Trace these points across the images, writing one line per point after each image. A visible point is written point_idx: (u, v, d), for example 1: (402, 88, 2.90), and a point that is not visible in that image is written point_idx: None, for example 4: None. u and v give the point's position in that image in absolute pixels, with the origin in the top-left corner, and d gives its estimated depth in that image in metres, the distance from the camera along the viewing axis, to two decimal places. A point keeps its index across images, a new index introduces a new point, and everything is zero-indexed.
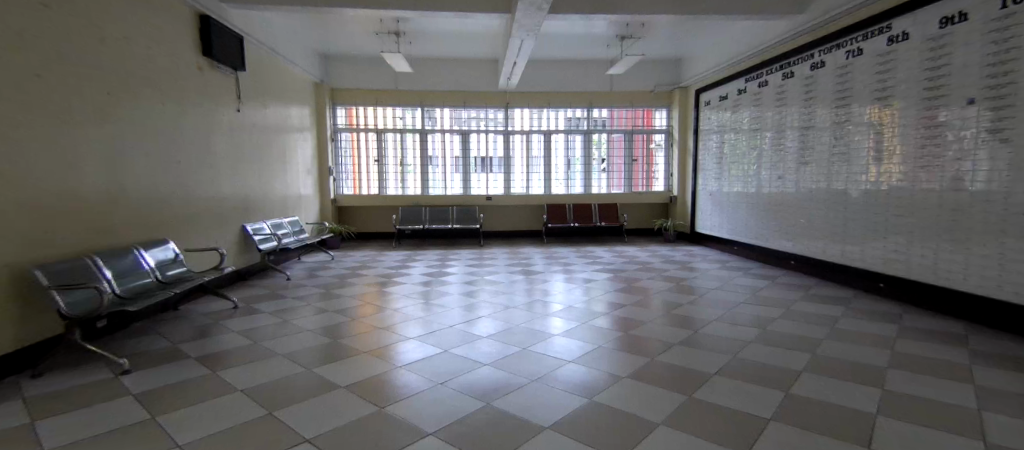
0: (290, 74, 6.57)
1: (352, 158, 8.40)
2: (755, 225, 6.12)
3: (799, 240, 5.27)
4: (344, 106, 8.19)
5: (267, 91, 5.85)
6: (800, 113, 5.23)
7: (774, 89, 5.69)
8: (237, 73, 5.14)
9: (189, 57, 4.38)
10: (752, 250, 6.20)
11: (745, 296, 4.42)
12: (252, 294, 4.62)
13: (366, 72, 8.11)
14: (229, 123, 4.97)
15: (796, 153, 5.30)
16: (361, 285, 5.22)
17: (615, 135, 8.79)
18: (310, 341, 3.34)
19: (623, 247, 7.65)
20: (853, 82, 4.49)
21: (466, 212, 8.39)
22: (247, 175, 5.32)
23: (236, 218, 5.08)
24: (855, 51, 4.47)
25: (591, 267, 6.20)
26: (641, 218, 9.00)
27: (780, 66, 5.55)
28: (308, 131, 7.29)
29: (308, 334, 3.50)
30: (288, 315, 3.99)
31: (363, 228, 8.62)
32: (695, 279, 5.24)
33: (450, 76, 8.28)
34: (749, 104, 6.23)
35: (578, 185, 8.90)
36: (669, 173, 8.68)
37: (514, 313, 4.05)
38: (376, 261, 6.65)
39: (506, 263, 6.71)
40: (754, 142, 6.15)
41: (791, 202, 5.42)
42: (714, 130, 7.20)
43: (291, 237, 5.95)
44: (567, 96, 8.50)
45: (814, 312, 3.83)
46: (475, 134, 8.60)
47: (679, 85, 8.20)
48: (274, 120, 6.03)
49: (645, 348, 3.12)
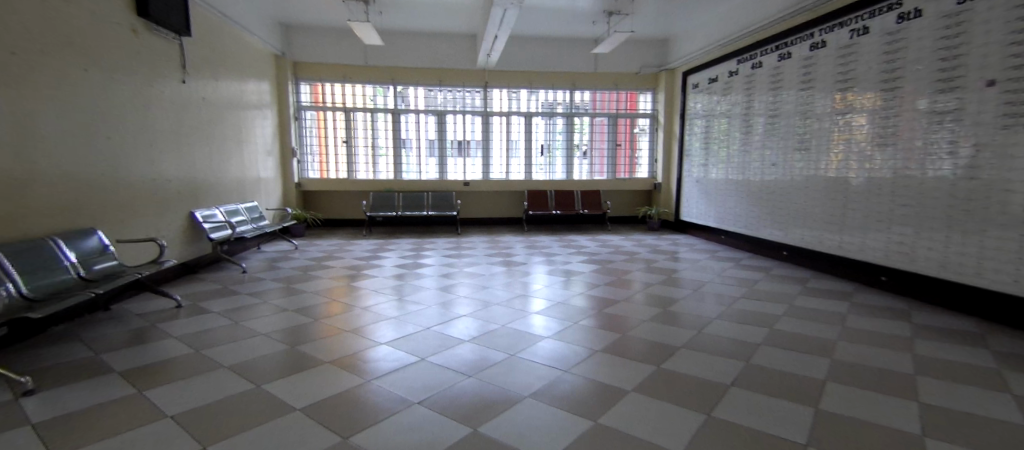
0: (245, 43, 5.90)
1: (318, 139, 7.78)
2: (744, 213, 5.94)
3: (792, 230, 5.10)
4: (309, 81, 7.54)
5: (218, 61, 5.20)
6: (796, 97, 5.00)
7: (769, 71, 5.45)
8: (182, 39, 4.49)
9: (121, 16, 3.74)
10: (740, 239, 6.03)
11: (740, 290, 4.20)
12: (201, 290, 4.09)
13: (333, 44, 7.45)
14: (173, 95, 4.35)
15: (791, 140, 5.08)
16: (329, 279, 4.75)
17: (598, 118, 8.44)
18: (267, 347, 2.89)
19: (608, 236, 7.38)
20: (857, 64, 4.25)
21: (443, 198, 7.92)
22: (195, 156, 4.71)
23: (181, 203, 4.48)
24: (861, 29, 4.22)
25: (576, 257, 5.88)
26: (624, 205, 8.76)
27: (777, 46, 5.29)
28: (267, 108, 6.63)
29: (265, 339, 3.04)
30: (241, 316, 3.50)
31: (331, 214, 8.05)
32: (686, 270, 5.00)
33: (424, 51, 7.71)
34: (740, 88, 5.97)
35: (560, 170, 8.53)
36: (653, 159, 8.44)
37: (498, 310, 3.69)
38: (344, 250, 6.15)
39: (486, 252, 6.33)
40: (744, 127, 5.92)
41: (784, 190, 5.22)
42: (702, 115, 6.96)
43: (247, 225, 5.36)
44: (549, 77, 8.08)
45: (817, 309, 3.62)
46: (452, 115, 8.08)
47: (665, 67, 7.90)
48: (227, 94, 5.39)
49: (648, 352, 2.82)
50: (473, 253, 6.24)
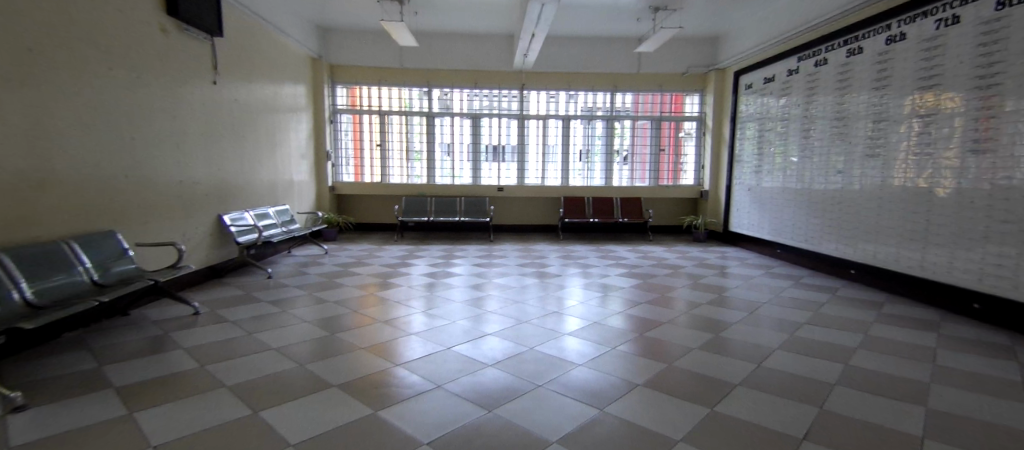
0: (281, 46, 5.91)
1: (353, 143, 7.75)
2: (805, 226, 5.34)
3: (863, 246, 4.48)
4: (345, 84, 7.52)
5: (253, 64, 5.19)
6: (869, 96, 4.41)
7: (835, 69, 4.86)
8: (214, 40, 4.48)
9: (150, 16, 3.72)
10: (800, 255, 5.43)
11: (804, 315, 3.68)
12: (223, 296, 4.00)
13: (369, 47, 7.39)
14: (202, 97, 4.32)
15: (862, 146, 4.48)
16: (353, 286, 4.58)
17: (641, 121, 7.97)
18: (272, 363, 2.71)
19: (648, 247, 6.90)
20: (944, 59, 3.66)
21: (476, 204, 7.70)
22: (225, 158, 4.68)
23: (208, 206, 4.44)
24: (950, 19, 3.63)
25: (614, 270, 5.47)
26: (668, 213, 8.23)
27: (845, 40, 4.71)
28: (302, 112, 6.63)
29: (273, 353, 2.86)
30: (255, 325, 3.35)
31: (364, 218, 8.01)
32: (739, 289, 4.50)
33: (461, 53, 7.52)
34: (800, 88, 5.40)
35: (598, 176, 8.11)
36: (700, 165, 7.87)
37: (527, 328, 3.36)
38: (373, 256, 6.02)
39: (518, 261, 6.02)
40: (804, 131, 5.34)
41: (852, 201, 4.62)
42: (755, 117, 6.38)
43: (276, 229, 5.31)
44: (590, 79, 7.71)
45: (900, 341, 3.08)
46: (487, 118, 7.86)
47: (715, 66, 7.34)
48: (261, 97, 5.38)
49: (695, 388, 2.40)
50: (504, 262, 5.94)
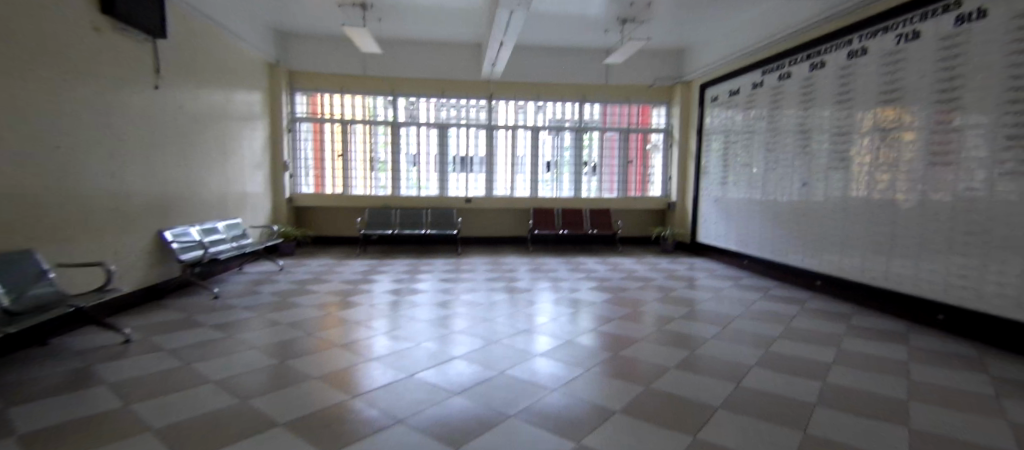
0: (235, 49, 5.55)
1: (313, 152, 7.38)
2: (771, 237, 5.41)
3: (828, 258, 4.55)
4: (305, 91, 7.18)
5: (202, 68, 4.83)
6: (832, 109, 4.52)
7: (799, 83, 4.98)
8: (157, 41, 4.11)
9: (82, 12, 3.32)
10: (766, 265, 5.50)
11: (777, 328, 3.64)
12: (162, 319, 3.60)
13: (330, 53, 7.09)
14: (142, 103, 3.94)
15: (827, 158, 4.57)
16: (311, 305, 4.25)
17: (609, 133, 7.99)
18: (217, 399, 2.39)
19: (619, 258, 6.85)
20: (905, 73, 3.78)
21: (443, 216, 7.47)
22: (169, 168, 4.30)
23: (147, 220, 4.03)
24: (910, 34, 3.76)
25: (585, 283, 5.36)
26: (636, 225, 8.25)
27: (808, 55, 4.84)
28: (257, 120, 6.25)
29: (219, 386, 2.54)
30: (195, 352, 3.00)
31: (324, 232, 7.62)
32: (710, 302, 4.46)
33: (427, 62, 7.32)
34: (765, 101, 5.51)
35: (568, 187, 8.05)
36: (667, 177, 7.95)
37: (498, 349, 3.17)
38: (333, 272, 5.68)
39: (487, 275, 5.83)
40: (769, 143, 5.44)
41: (817, 212, 4.70)
42: (721, 129, 6.49)
43: (225, 245, 4.90)
44: (558, 90, 7.68)
45: (874, 355, 3.06)
46: (454, 128, 7.68)
47: (681, 79, 7.46)
48: (211, 103, 5.01)
49: (680, 413, 2.27)
50: (472, 277, 5.72)
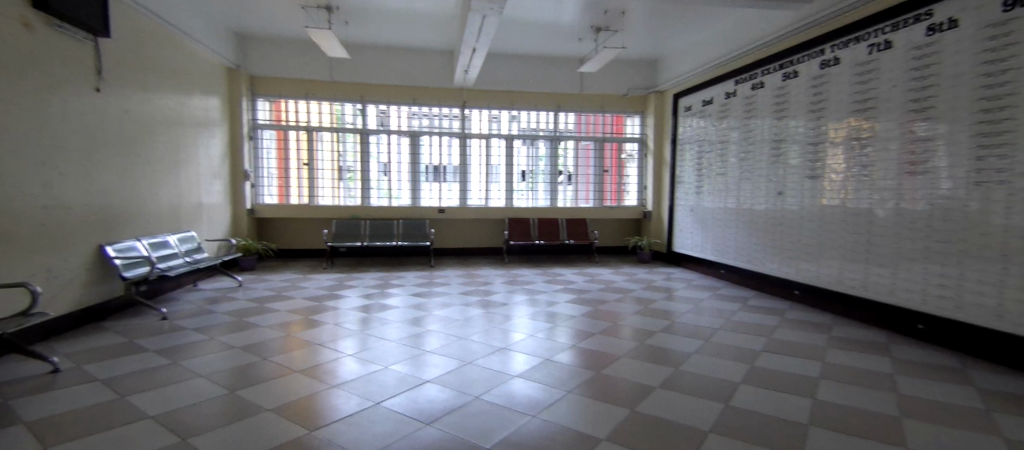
0: (190, 51, 5.22)
1: (276, 161, 7.02)
2: (747, 246, 5.41)
3: (806, 266, 4.55)
4: (267, 98, 6.86)
5: (152, 71, 4.48)
6: (806, 119, 4.56)
7: (772, 92, 5.03)
8: (99, 40, 3.75)
9: (9, 6, 2.96)
10: (743, 275, 5.48)
11: (758, 341, 3.57)
12: (98, 345, 3.17)
13: (294, 57, 6.77)
14: (80, 107, 3.56)
15: (802, 167, 4.59)
16: (271, 325, 3.89)
17: (584, 142, 7.93)
18: (157, 435, 2.09)
19: (596, 269, 6.75)
20: (878, 82, 3.83)
21: (414, 226, 7.21)
22: (111, 177, 3.92)
23: (84, 235, 3.64)
24: (882, 44, 3.82)
25: (562, 295, 5.20)
26: (612, 234, 8.19)
27: (781, 65, 4.90)
28: (215, 126, 5.88)
29: (161, 419, 2.24)
30: (129, 387, 2.56)
31: (288, 244, 7.24)
32: (690, 314, 4.37)
33: (397, 68, 7.08)
34: (738, 111, 5.55)
35: (543, 197, 7.93)
36: (642, 186, 7.95)
37: (471, 370, 2.95)
38: (297, 287, 5.34)
39: (461, 288, 5.60)
40: (743, 153, 5.47)
41: (793, 221, 4.71)
42: (695, 139, 6.51)
43: (177, 260, 4.52)
44: (533, 98, 7.59)
45: (858, 369, 3.01)
46: (426, 136, 7.46)
47: (654, 89, 7.49)
48: (162, 108, 4.65)
49: (671, 439, 2.11)
50: (446, 290, 5.47)
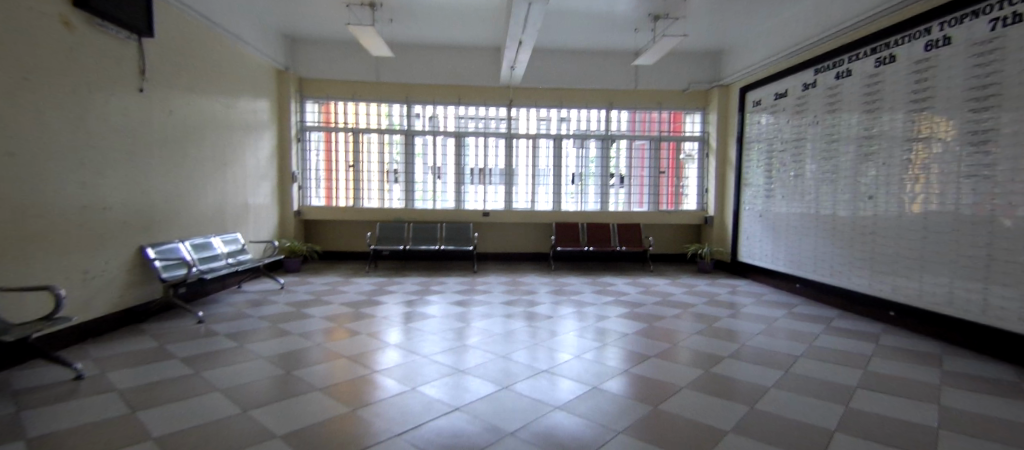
0: (238, 56, 5.28)
1: (324, 163, 7.06)
2: (829, 258, 4.69)
3: (906, 284, 3.81)
4: (316, 100, 6.90)
5: (198, 74, 4.53)
6: (906, 112, 3.82)
7: (862, 81, 4.30)
8: (142, 41, 3.79)
9: (48, 4, 2.99)
10: (824, 291, 4.75)
11: (852, 373, 2.90)
12: (128, 350, 3.13)
13: (342, 59, 6.75)
14: (122, 108, 3.60)
15: (900, 168, 3.86)
16: (303, 332, 3.73)
17: (638, 141, 7.38)
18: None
19: (650, 279, 6.19)
20: (1003, 65, 3.08)
21: (456, 229, 6.98)
22: (155, 178, 3.96)
23: (125, 235, 3.67)
24: (1010, 18, 3.05)
25: (612, 308, 4.74)
26: (669, 241, 7.57)
27: (873, 49, 4.17)
28: (263, 130, 5.96)
29: (147, 435, 2.06)
30: (140, 400, 2.43)
31: (334, 246, 7.27)
32: (762, 336, 3.76)
33: (443, 66, 6.87)
34: (820, 104, 4.83)
35: (593, 200, 7.45)
36: (703, 189, 7.27)
37: (501, 396, 2.57)
38: (336, 291, 5.24)
39: (503, 296, 5.27)
40: (824, 152, 4.74)
41: (888, 231, 3.97)
42: (765, 137, 5.81)
43: (220, 262, 4.54)
44: (583, 95, 7.16)
45: (985, 414, 2.30)
46: (471, 137, 7.23)
47: (718, 82, 6.82)
48: (209, 111, 4.70)
49: None
50: (487, 298, 5.15)
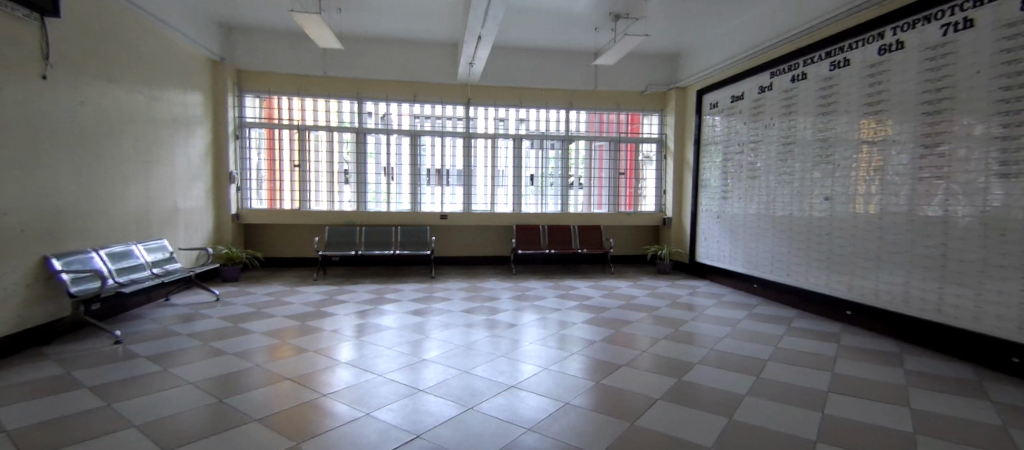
0: (166, 42, 4.73)
1: (266, 162, 6.52)
2: (785, 258, 4.80)
3: (862, 283, 3.94)
4: (257, 94, 6.37)
5: (116, 61, 3.98)
6: (860, 115, 3.95)
7: (816, 85, 4.44)
8: (49, 22, 3.26)
9: None
10: (781, 291, 4.86)
11: (822, 377, 2.91)
12: (26, 378, 2.59)
13: (285, 50, 6.24)
14: (21, 96, 3.05)
15: (854, 169, 3.98)
16: (242, 350, 3.31)
17: (597, 142, 7.35)
18: None
19: (612, 281, 6.14)
20: (954, 69, 3.22)
21: (414, 234, 6.65)
22: (63, 178, 3.41)
23: (25, 245, 3.11)
24: (961, 23, 3.20)
25: (577, 313, 4.61)
26: (628, 243, 7.60)
27: (828, 53, 4.30)
28: (195, 124, 5.38)
29: None
30: (31, 438, 1.97)
31: (278, 252, 6.72)
32: (727, 339, 3.74)
33: (397, 62, 6.52)
34: (775, 107, 4.95)
35: (553, 202, 7.34)
36: (661, 190, 7.35)
37: (468, 419, 2.34)
38: (281, 302, 4.79)
39: (463, 303, 5.02)
40: (780, 154, 4.87)
41: (845, 231, 4.09)
42: (722, 139, 5.92)
43: (143, 274, 3.99)
44: (542, 95, 7.06)
45: (958, 416, 2.34)
46: (428, 136, 6.92)
47: (675, 85, 6.92)
48: (129, 103, 4.14)
49: None
50: (447, 306, 4.88)
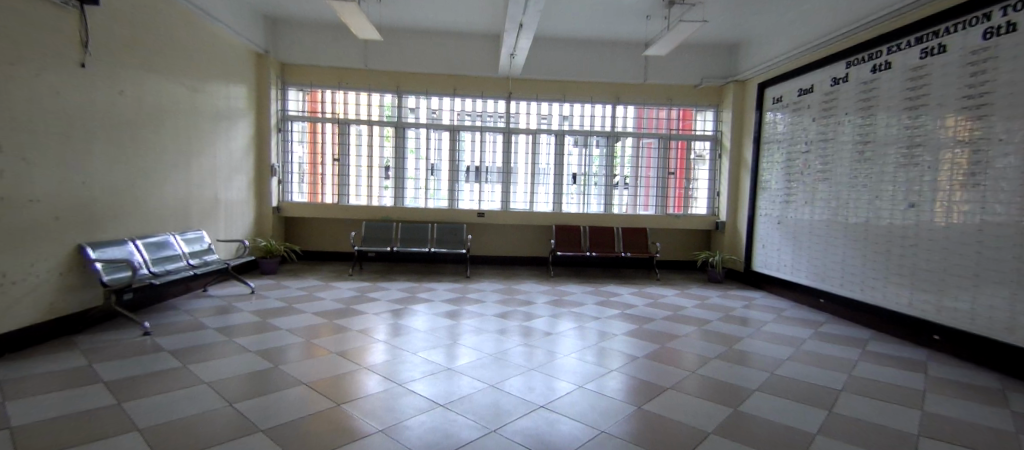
0: (209, 35, 4.77)
1: (307, 156, 6.56)
2: (858, 272, 4.22)
3: (956, 306, 3.34)
4: (300, 88, 6.42)
5: (158, 53, 4.03)
6: (955, 111, 3.36)
7: (902, 75, 3.83)
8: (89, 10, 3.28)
9: None
10: (852, 308, 4.28)
11: (906, 417, 2.42)
12: (49, 368, 2.60)
13: (327, 43, 6.23)
14: (57, 84, 3.08)
15: (946, 174, 3.40)
16: (265, 348, 3.22)
17: (645, 139, 6.89)
18: None
19: (657, 289, 5.71)
20: None
21: (449, 231, 6.50)
22: (100, 167, 3.45)
23: (59, 232, 3.15)
24: None
25: (618, 323, 4.25)
26: (676, 248, 7.10)
27: (919, 38, 3.69)
28: (238, 117, 5.46)
29: None
30: (26, 433, 1.90)
31: (318, 246, 6.78)
32: (790, 363, 3.27)
33: (437, 54, 6.35)
34: (852, 101, 4.36)
35: (595, 202, 6.96)
36: (715, 192, 6.79)
37: (487, 444, 2.07)
38: (313, 297, 4.73)
39: (497, 306, 4.78)
40: (855, 155, 4.28)
41: (934, 244, 3.50)
42: (786, 137, 5.34)
43: (178, 264, 4.01)
44: (587, 89, 6.70)
45: None
46: (467, 131, 6.72)
47: (733, 78, 6.36)
48: (170, 95, 4.18)
49: None
50: (480, 309, 4.65)
